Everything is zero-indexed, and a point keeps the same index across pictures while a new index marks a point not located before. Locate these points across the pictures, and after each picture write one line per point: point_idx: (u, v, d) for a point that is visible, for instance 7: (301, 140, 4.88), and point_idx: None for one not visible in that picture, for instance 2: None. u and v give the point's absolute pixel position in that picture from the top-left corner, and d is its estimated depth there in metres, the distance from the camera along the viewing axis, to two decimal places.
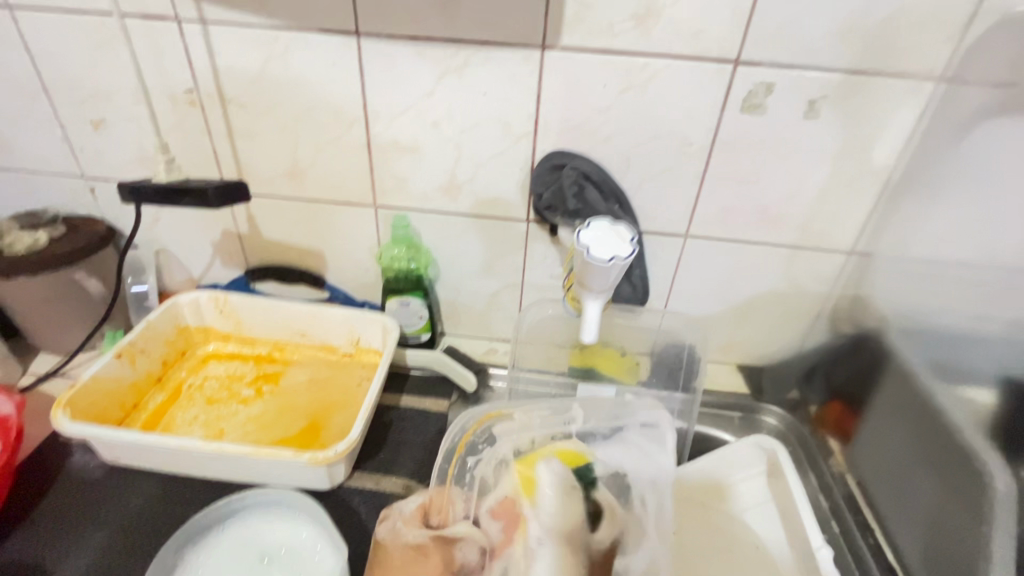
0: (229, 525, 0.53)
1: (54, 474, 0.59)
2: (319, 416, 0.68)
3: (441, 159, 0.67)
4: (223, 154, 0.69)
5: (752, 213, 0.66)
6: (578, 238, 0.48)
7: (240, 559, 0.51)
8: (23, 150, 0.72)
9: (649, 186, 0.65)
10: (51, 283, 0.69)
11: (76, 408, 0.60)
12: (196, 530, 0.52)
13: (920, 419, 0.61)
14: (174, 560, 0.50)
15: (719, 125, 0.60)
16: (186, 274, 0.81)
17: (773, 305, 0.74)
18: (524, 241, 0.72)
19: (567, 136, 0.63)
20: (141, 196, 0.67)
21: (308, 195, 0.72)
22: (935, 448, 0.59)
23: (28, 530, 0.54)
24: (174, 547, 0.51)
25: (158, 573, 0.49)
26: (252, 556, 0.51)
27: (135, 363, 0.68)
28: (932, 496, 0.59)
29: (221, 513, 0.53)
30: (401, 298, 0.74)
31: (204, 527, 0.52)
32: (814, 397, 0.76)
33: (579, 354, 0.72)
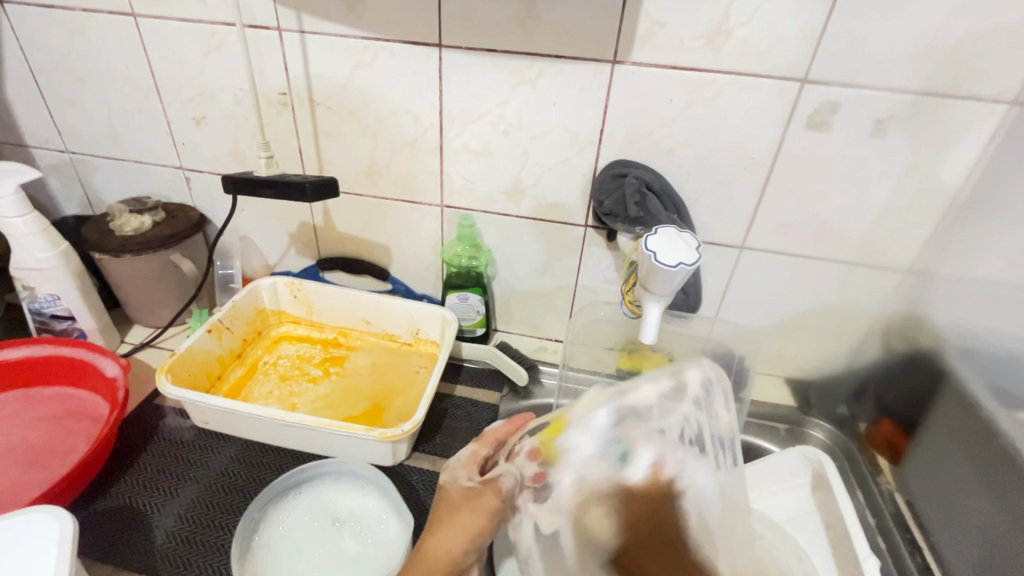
0: (304, 490, 0.59)
1: (151, 432, 0.67)
2: (381, 399, 0.73)
3: (508, 164, 0.70)
4: (308, 152, 0.75)
5: (810, 228, 0.67)
6: (645, 243, 0.50)
7: (314, 521, 0.57)
8: (133, 141, 0.81)
9: (707, 198, 0.67)
10: (152, 262, 0.77)
11: (175, 374, 0.67)
12: (276, 491, 0.58)
13: (976, 439, 0.62)
14: (259, 516, 0.56)
15: (782, 141, 0.62)
16: (262, 260, 0.88)
17: (826, 320, 0.74)
18: (581, 245, 0.75)
19: (630, 146, 0.66)
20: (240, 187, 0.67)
21: (381, 192, 0.77)
22: (992, 469, 0.59)
23: (131, 478, 0.61)
24: (260, 503, 0.56)
25: (247, 527, 0.54)
26: (325, 519, 0.57)
27: (222, 338, 0.75)
28: (987, 515, 0.59)
29: (297, 478, 0.59)
30: (461, 293, 0.78)
31: (284, 489, 0.58)
32: (863, 415, 0.77)
33: (627, 356, 0.74)
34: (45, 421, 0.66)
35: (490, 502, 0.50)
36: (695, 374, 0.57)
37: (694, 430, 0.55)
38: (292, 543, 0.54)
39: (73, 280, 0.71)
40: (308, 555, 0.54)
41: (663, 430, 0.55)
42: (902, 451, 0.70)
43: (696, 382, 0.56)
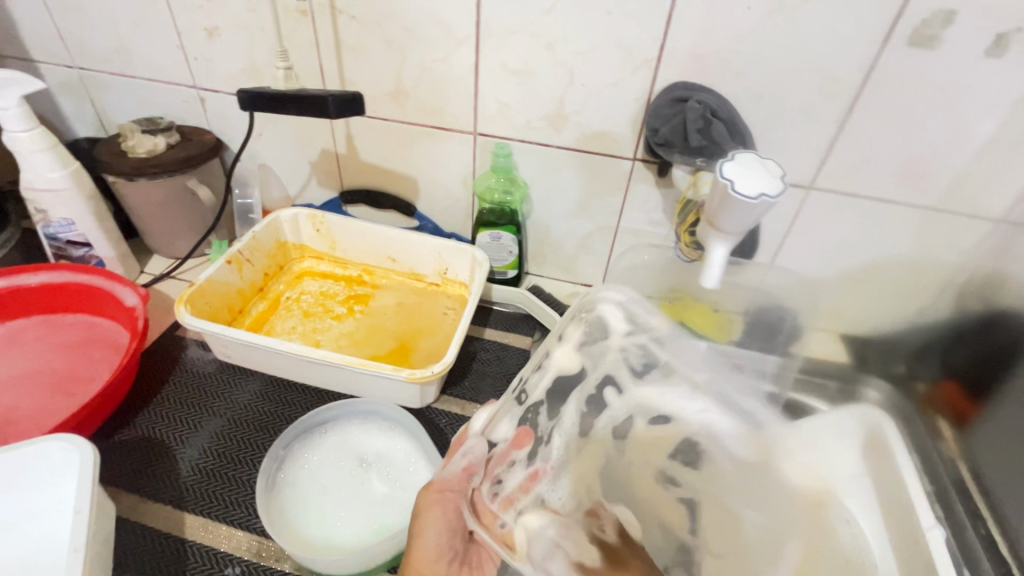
0: (330, 429, 0.57)
1: (173, 364, 0.64)
2: (408, 340, 0.69)
3: (552, 86, 0.63)
4: (330, 69, 0.68)
5: (893, 167, 0.59)
6: (720, 170, 0.43)
7: (341, 460, 0.55)
8: (143, 56, 0.74)
9: (778, 129, 0.59)
10: (168, 188, 0.72)
11: (194, 306, 0.64)
12: (302, 429, 0.56)
13: None
14: (284, 454, 0.54)
15: (875, 61, 0.53)
16: (283, 191, 0.83)
17: (895, 273, 0.67)
18: (627, 182, 0.68)
19: (694, 66, 0.57)
20: (259, 103, 0.61)
21: (409, 117, 0.70)
22: None
23: (154, 410, 0.60)
24: (285, 441, 0.54)
25: (272, 464, 0.53)
26: (352, 459, 0.55)
27: (243, 271, 0.71)
28: None
29: (324, 417, 0.57)
30: (493, 231, 0.73)
31: (310, 428, 0.56)
32: (924, 375, 0.71)
33: (667, 306, 0.64)
34: (67, 349, 0.64)
35: (433, 502, 0.47)
36: (609, 303, 0.59)
37: (634, 350, 0.58)
38: (319, 482, 0.53)
39: (86, 204, 0.68)
40: (335, 494, 0.52)
41: (608, 378, 0.57)
42: (969, 417, 0.66)
43: (612, 303, 0.59)
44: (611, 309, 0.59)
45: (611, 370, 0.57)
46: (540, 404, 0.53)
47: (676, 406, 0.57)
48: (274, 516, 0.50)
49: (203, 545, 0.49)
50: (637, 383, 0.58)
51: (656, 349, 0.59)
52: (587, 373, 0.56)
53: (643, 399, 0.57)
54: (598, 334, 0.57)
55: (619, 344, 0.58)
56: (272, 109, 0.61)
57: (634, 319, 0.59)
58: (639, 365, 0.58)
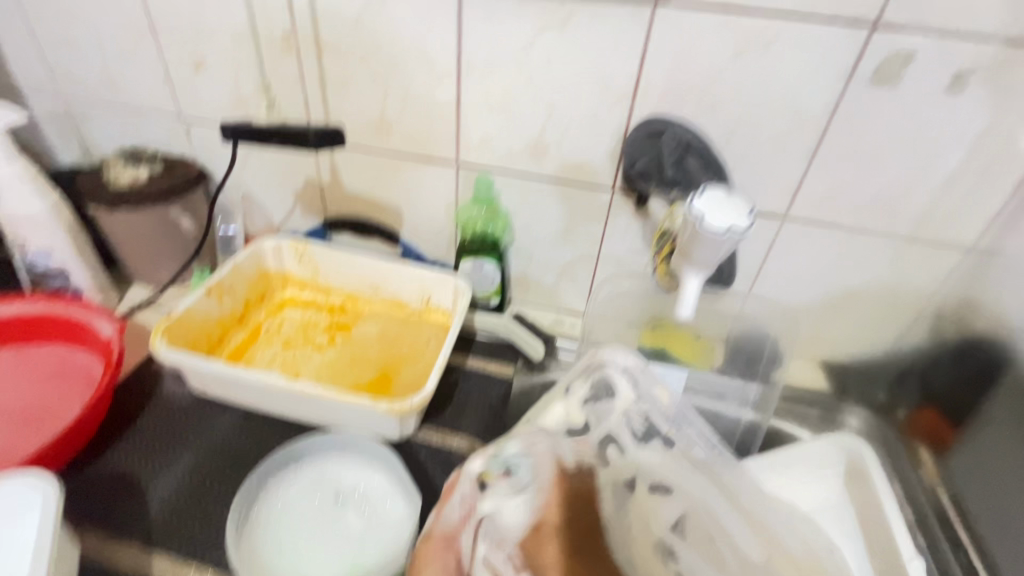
0: (306, 463, 0.56)
1: (148, 396, 0.63)
2: (389, 370, 0.69)
3: (532, 119, 0.64)
4: (315, 102, 0.70)
5: (863, 197, 0.61)
6: (691, 206, 0.45)
7: (316, 496, 0.54)
8: (128, 87, 0.75)
9: (752, 161, 0.61)
10: (149, 218, 0.72)
11: (172, 337, 0.63)
12: (277, 464, 0.55)
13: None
14: (258, 490, 0.53)
15: (842, 97, 0.55)
16: (265, 220, 0.83)
17: (871, 300, 0.68)
18: (607, 211, 0.69)
19: (669, 101, 0.59)
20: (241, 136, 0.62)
21: (393, 148, 0.71)
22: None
23: (125, 445, 0.58)
24: (258, 477, 0.53)
25: (244, 501, 0.52)
26: (328, 494, 0.54)
27: (223, 301, 0.71)
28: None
29: (300, 451, 0.56)
30: (475, 259, 0.74)
31: (286, 462, 0.55)
32: (904, 402, 0.72)
33: (651, 332, 0.68)
34: (38, 381, 0.63)
35: (435, 555, 0.45)
36: (618, 366, 0.59)
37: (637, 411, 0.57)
38: (293, 519, 0.52)
39: (65, 234, 0.67)
40: (308, 532, 0.51)
41: (613, 440, 0.55)
42: (947, 442, 0.68)
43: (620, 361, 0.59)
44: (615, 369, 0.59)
45: (614, 428, 0.56)
46: (525, 459, 0.51)
47: (676, 474, 0.53)
48: (243, 556, 0.48)
49: None
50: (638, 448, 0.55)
51: (660, 417, 0.57)
52: (591, 428, 0.56)
53: (646, 464, 0.54)
54: (604, 394, 0.58)
55: (624, 407, 0.58)
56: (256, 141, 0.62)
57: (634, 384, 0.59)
58: (643, 431, 0.56)
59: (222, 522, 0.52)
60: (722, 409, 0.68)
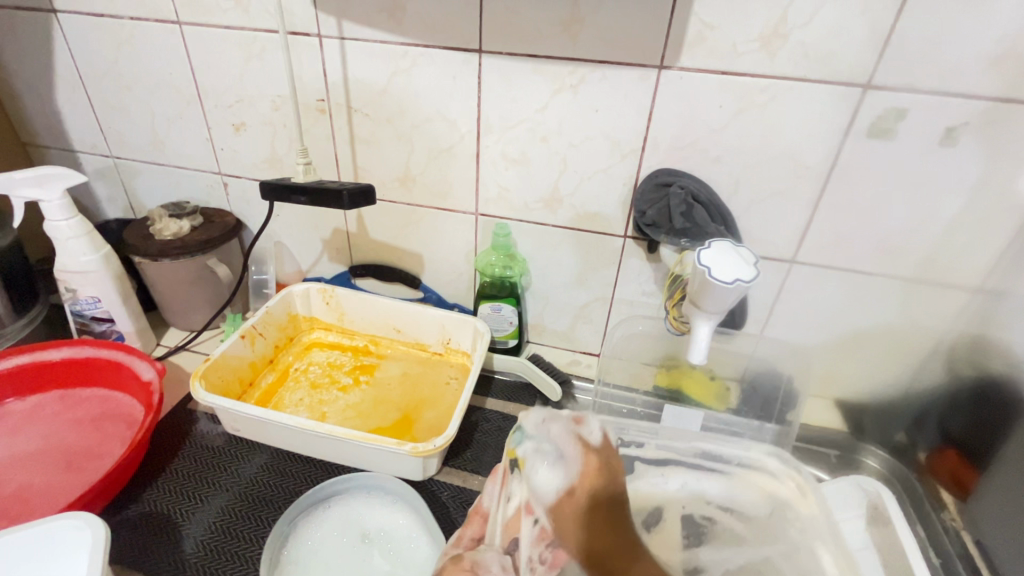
0: (334, 503, 0.58)
1: (184, 437, 0.66)
2: (411, 410, 0.71)
3: (547, 172, 0.68)
4: (344, 158, 0.75)
5: (867, 242, 0.63)
6: (698, 257, 0.47)
7: (344, 535, 0.56)
8: (174, 147, 0.82)
9: (757, 209, 0.64)
10: (189, 267, 0.77)
11: (208, 380, 0.67)
12: (307, 504, 0.57)
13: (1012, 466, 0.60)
14: (288, 530, 0.55)
15: (840, 149, 0.58)
16: (296, 265, 0.88)
17: (882, 340, 0.69)
18: (619, 256, 0.72)
19: (675, 154, 0.63)
20: (278, 193, 0.66)
21: (416, 199, 0.76)
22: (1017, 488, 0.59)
23: (163, 485, 0.61)
24: (290, 516, 0.55)
25: (276, 541, 0.54)
26: (355, 535, 0.56)
27: (255, 344, 0.75)
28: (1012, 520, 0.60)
29: (328, 491, 0.58)
30: (494, 303, 0.77)
31: (315, 502, 0.57)
32: (923, 443, 0.72)
33: (665, 373, 0.71)
34: (82, 423, 0.66)
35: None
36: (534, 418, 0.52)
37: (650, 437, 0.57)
38: (322, 559, 0.54)
39: (113, 283, 0.72)
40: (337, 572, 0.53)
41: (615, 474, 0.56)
42: (969, 486, 0.65)
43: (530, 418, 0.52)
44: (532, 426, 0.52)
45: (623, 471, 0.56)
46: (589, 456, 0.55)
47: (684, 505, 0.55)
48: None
49: None
50: (647, 470, 0.57)
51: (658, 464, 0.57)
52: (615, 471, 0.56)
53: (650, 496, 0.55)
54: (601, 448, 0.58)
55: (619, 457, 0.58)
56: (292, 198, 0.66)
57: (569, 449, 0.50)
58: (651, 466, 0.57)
59: (254, 562, 0.54)
60: None
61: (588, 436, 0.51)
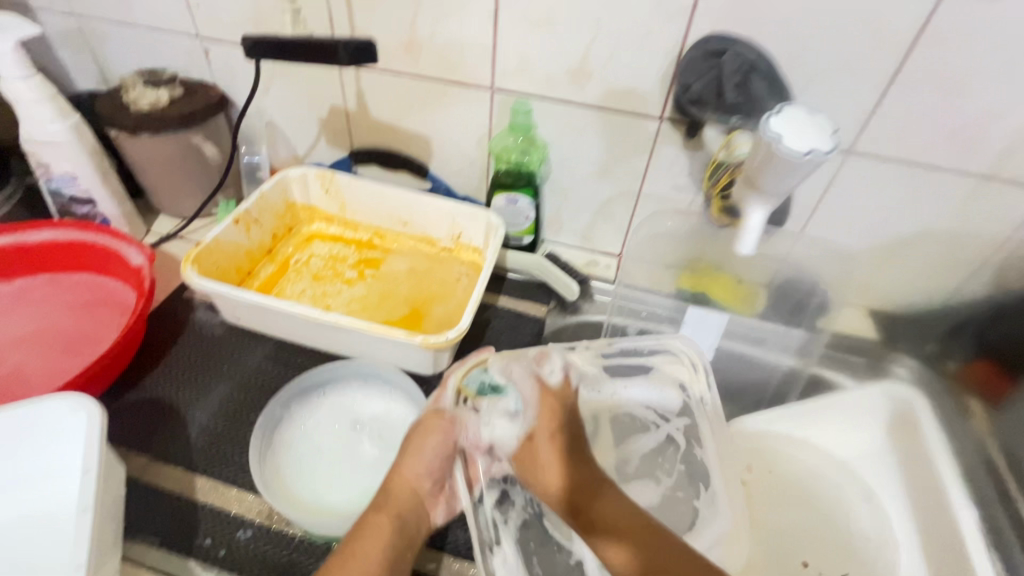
0: (329, 391, 0.57)
1: (181, 325, 0.63)
2: (419, 305, 0.68)
3: (576, 37, 0.58)
4: (340, 18, 0.64)
5: (939, 131, 0.55)
6: (771, 127, 0.43)
7: (337, 423, 0.55)
8: (141, 2, 0.70)
9: (820, 87, 0.55)
10: (172, 145, 0.70)
11: (202, 267, 0.62)
12: (301, 390, 0.56)
13: None
14: (280, 413, 0.54)
15: (935, 10, 0.48)
16: (290, 150, 0.80)
17: (934, 245, 0.63)
18: (652, 143, 0.64)
19: (733, 15, 0.53)
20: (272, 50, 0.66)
21: (423, 71, 0.66)
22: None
23: (163, 372, 0.58)
24: (283, 401, 0.55)
25: (268, 423, 0.53)
26: (346, 422, 0.55)
27: (251, 232, 0.69)
28: None
29: (323, 379, 0.57)
30: (509, 195, 0.70)
31: (305, 388, 0.56)
32: (958, 353, 0.70)
33: (689, 275, 0.66)
34: (73, 307, 0.63)
35: (437, 429, 0.51)
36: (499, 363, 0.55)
37: (600, 348, 0.59)
38: (315, 443, 0.53)
39: (89, 158, 0.65)
40: (329, 455, 0.53)
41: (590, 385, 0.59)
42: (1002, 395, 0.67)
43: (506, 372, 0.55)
44: (500, 377, 0.54)
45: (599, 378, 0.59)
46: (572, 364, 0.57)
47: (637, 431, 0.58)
48: (272, 484, 0.50)
49: (214, 508, 0.49)
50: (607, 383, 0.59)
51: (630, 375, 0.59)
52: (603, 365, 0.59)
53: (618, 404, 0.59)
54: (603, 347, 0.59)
55: (588, 354, 0.58)
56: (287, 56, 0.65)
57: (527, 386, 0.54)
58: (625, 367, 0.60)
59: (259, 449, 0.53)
60: (762, 355, 0.67)
61: (549, 377, 0.55)
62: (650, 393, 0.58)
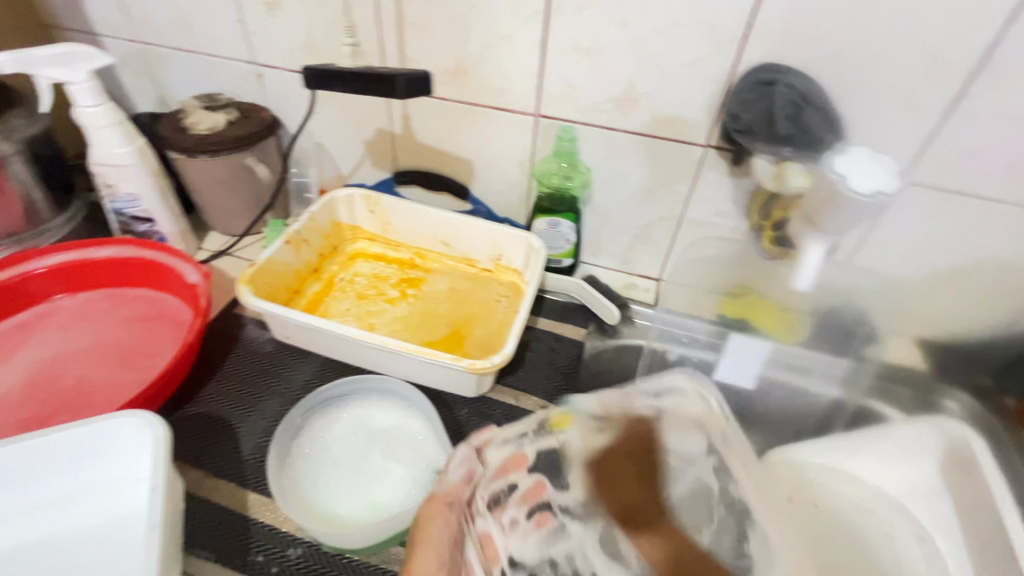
0: (348, 401, 0.58)
1: (233, 342, 0.65)
2: (461, 326, 0.69)
3: (623, 66, 0.59)
4: (390, 46, 0.66)
5: (998, 162, 0.54)
6: (834, 168, 0.47)
7: (356, 433, 0.56)
8: (202, 31, 0.74)
9: (871, 117, 0.55)
10: (227, 166, 0.73)
11: (255, 286, 0.64)
12: (320, 400, 0.57)
13: None
14: (300, 421, 0.56)
15: (996, 42, 0.48)
16: (336, 170, 0.82)
17: (990, 274, 0.62)
18: (696, 169, 0.64)
19: (783, 46, 0.53)
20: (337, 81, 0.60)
21: (469, 96, 0.68)
22: None
23: (216, 388, 0.60)
24: (302, 409, 0.56)
25: (287, 430, 0.54)
26: (365, 432, 0.56)
27: (300, 251, 0.71)
28: None
29: (343, 390, 0.59)
30: (551, 218, 0.71)
31: (328, 398, 0.58)
32: (1014, 389, 0.66)
33: (730, 301, 0.65)
34: (132, 322, 0.66)
35: (436, 511, 0.45)
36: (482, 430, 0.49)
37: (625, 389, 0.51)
38: (333, 453, 0.54)
39: (151, 179, 0.68)
40: (343, 464, 0.53)
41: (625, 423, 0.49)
42: None
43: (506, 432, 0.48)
44: (518, 428, 0.48)
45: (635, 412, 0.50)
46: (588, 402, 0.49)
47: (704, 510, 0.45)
48: (290, 495, 0.50)
49: (266, 525, 0.50)
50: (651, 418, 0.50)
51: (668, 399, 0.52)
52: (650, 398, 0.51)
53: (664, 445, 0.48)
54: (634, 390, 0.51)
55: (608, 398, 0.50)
56: (352, 91, 0.61)
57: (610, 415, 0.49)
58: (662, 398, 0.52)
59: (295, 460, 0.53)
60: (812, 390, 0.64)
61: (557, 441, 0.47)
62: (687, 441, 0.49)
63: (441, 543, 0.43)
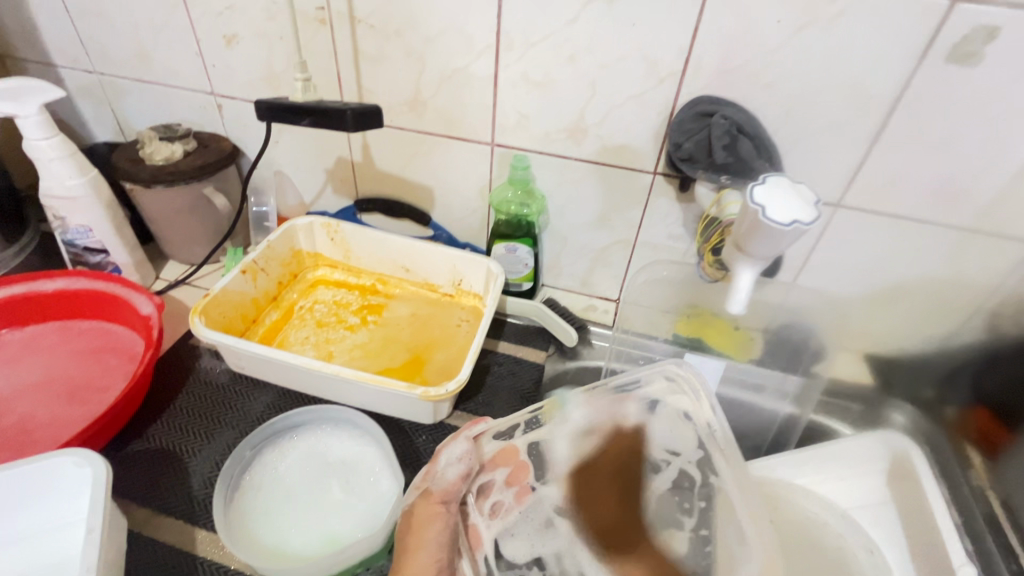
0: (301, 433, 0.58)
1: (186, 373, 0.64)
2: (421, 351, 0.69)
3: (572, 97, 0.61)
4: (348, 78, 0.68)
5: (923, 188, 0.57)
6: (758, 197, 0.48)
7: (309, 464, 0.56)
8: (160, 63, 0.74)
9: (805, 146, 0.58)
10: (184, 196, 0.73)
11: (209, 317, 0.64)
12: (270, 433, 0.57)
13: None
14: (250, 454, 0.55)
15: (911, 77, 0.51)
16: (298, 197, 0.83)
17: (926, 292, 0.65)
18: (647, 195, 0.66)
19: (720, 81, 0.56)
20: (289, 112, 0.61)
21: (426, 126, 0.69)
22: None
23: (167, 421, 0.59)
24: (252, 442, 0.55)
25: (235, 464, 0.54)
26: (318, 464, 0.56)
27: (257, 280, 0.71)
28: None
29: (295, 421, 0.58)
30: (509, 243, 0.72)
31: (280, 431, 0.57)
32: (955, 400, 0.69)
33: (687, 322, 0.66)
34: (81, 355, 0.64)
35: (430, 514, 0.46)
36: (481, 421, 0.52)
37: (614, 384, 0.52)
38: (282, 489, 0.53)
39: (104, 210, 0.68)
40: (294, 497, 0.53)
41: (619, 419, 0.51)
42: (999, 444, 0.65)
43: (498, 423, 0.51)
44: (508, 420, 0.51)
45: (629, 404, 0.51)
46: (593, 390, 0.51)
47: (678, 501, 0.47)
48: (236, 532, 0.49)
49: (213, 562, 0.49)
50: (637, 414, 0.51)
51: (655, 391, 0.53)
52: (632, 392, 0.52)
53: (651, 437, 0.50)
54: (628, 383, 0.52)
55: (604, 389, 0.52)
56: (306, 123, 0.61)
57: (599, 426, 0.50)
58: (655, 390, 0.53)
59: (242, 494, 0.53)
60: (760, 403, 0.67)
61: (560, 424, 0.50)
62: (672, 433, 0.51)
63: (438, 535, 0.45)
